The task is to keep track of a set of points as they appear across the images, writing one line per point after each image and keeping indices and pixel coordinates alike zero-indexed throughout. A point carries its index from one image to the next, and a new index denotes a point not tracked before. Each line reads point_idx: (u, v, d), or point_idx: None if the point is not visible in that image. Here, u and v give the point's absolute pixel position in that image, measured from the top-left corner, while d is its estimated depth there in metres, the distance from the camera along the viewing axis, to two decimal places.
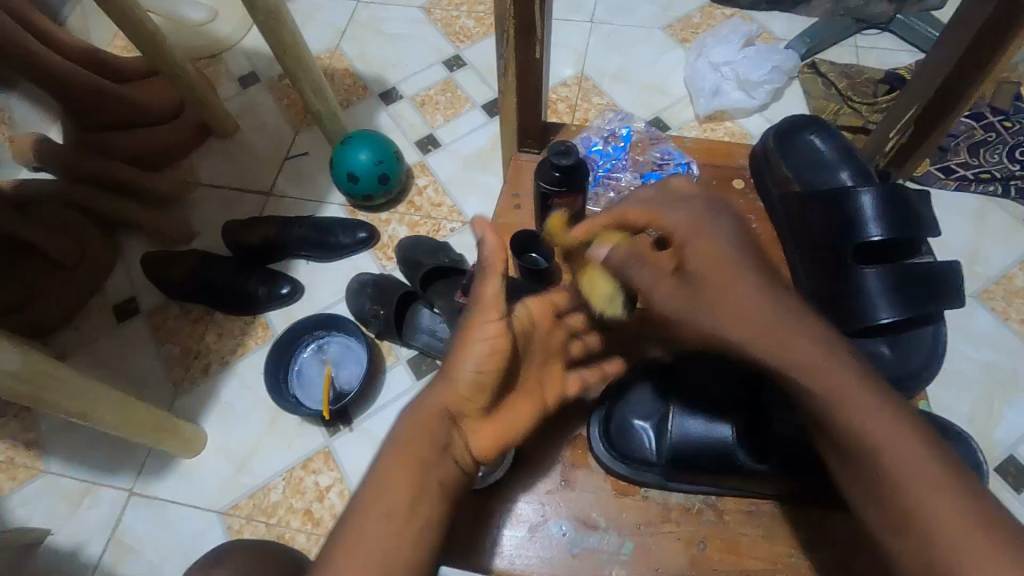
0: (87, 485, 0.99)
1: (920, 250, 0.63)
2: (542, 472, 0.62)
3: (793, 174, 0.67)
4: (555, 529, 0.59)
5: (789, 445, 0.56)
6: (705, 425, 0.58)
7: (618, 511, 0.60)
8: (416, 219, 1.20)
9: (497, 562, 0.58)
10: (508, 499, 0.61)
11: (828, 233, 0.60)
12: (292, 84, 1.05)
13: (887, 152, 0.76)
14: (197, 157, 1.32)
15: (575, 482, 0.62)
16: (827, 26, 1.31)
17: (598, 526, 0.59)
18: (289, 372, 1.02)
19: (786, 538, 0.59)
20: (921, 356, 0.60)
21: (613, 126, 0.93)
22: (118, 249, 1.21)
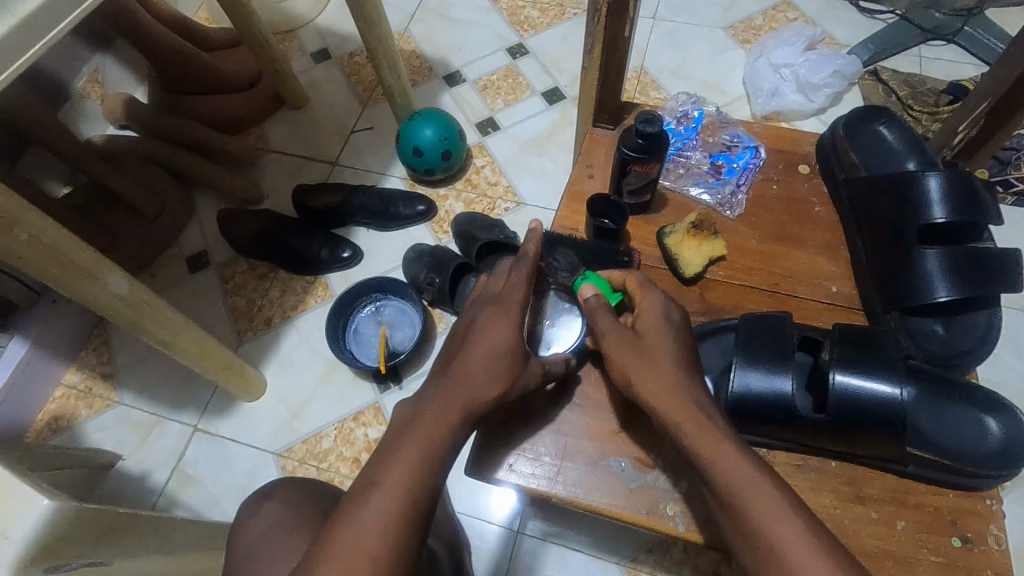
0: (155, 418, 1.07)
1: (980, 237, 0.64)
2: (600, 417, 0.66)
3: (860, 161, 0.70)
4: (614, 465, 0.64)
5: (850, 403, 0.55)
6: (766, 379, 0.57)
7: (673, 456, 0.63)
8: (472, 196, 1.25)
9: (559, 488, 0.63)
10: (568, 435, 0.65)
11: (893, 214, 0.62)
12: (371, 58, 1.10)
13: (955, 144, 0.77)
14: (269, 124, 1.40)
15: (634, 427, 0.65)
16: (891, 34, 1.32)
17: (654, 466, 0.63)
18: (346, 328, 1.08)
19: (832, 493, 0.59)
20: (972, 336, 0.63)
21: (685, 108, 0.95)
22: (193, 204, 1.29)
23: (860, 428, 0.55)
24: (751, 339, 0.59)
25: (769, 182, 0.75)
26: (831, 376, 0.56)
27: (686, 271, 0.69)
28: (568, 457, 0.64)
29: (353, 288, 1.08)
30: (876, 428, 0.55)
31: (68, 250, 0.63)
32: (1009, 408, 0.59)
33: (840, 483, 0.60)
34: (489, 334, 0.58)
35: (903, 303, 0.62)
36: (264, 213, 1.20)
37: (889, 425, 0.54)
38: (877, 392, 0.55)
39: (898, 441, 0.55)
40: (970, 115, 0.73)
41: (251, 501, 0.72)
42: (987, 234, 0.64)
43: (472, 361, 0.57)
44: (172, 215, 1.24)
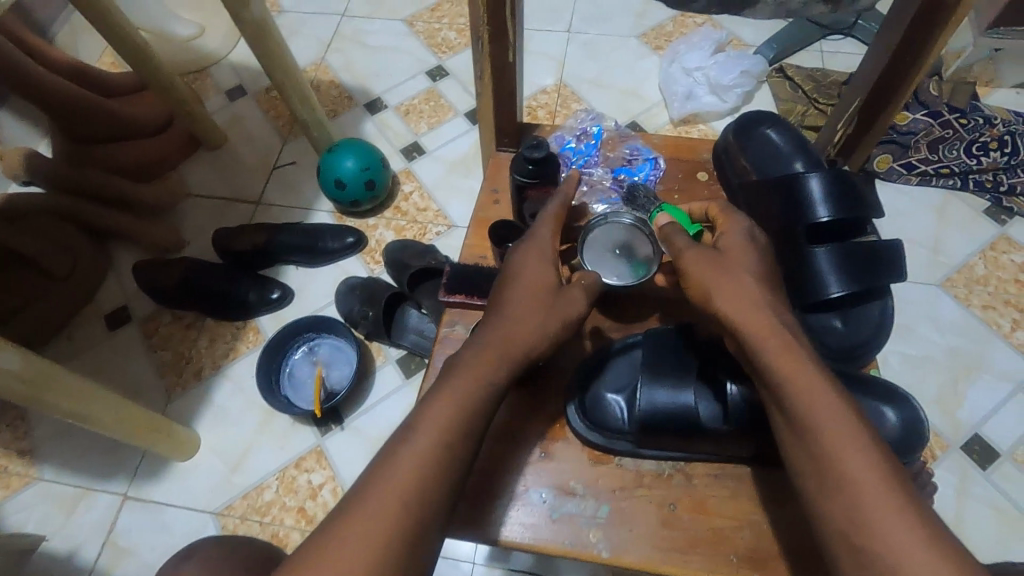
0: (81, 491, 1.00)
1: (865, 232, 0.67)
2: (523, 446, 0.65)
3: (751, 165, 0.72)
4: (536, 497, 0.62)
5: (749, 411, 0.57)
6: (671, 393, 0.59)
7: (595, 478, 0.63)
8: (401, 223, 1.23)
9: (476, 530, 0.60)
10: (491, 473, 0.63)
11: (783, 215, 0.64)
12: (281, 94, 1.08)
13: (836, 143, 0.81)
14: (186, 167, 1.35)
15: (554, 453, 0.64)
16: (792, 33, 1.38)
17: (576, 492, 0.62)
18: (280, 373, 1.04)
19: (750, 499, 0.61)
20: (870, 327, 0.64)
21: (584, 124, 0.97)
22: (109, 259, 1.23)
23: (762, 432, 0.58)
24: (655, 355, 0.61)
25: (672, 191, 0.76)
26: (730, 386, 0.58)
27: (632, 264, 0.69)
28: (495, 490, 0.62)
29: (283, 331, 1.05)
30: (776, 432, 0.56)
31: None
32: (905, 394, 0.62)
33: (758, 487, 0.62)
34: (528, 268, 0.60)
35: (802, 301, 0.63)
36: (182, 259, 1.15)
37: None
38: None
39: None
40: (846, 112, 0.77)
41: (172, 564, 0.67)
42: (871, 227, 0.67)
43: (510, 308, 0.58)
44: (87, 271, 1.17)
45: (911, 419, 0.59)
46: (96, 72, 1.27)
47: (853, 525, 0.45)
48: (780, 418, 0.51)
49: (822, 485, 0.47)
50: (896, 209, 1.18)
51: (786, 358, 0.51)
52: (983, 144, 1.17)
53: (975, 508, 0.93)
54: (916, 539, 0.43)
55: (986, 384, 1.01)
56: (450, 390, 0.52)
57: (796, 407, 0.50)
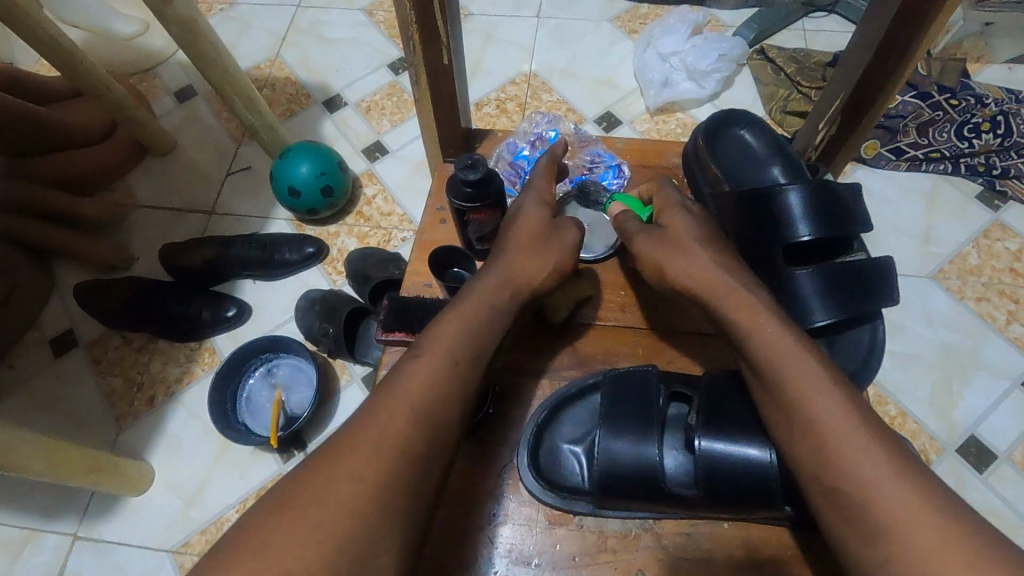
0: (28, 533, 0.94)
1: (849, 250, 0.61)
2: (476, 504, 0.60)
3: (723, 174, 0.65)
4: (487, 570, 0.57)
5: (718, 471, 0.52)
6: (634, 447, 0.53)
7: (552, 543, 0.58)
8: (364, 230, 1.16)
9: None
10: (440, 545, 0.58)
11: (760, 234, 0.58)
12: (223, 98, 1.00)
13: (817, 145, 0.76)
14: (134, 177, 1.27)
15: (509, 515, 0.59)
16: (773, 11, 1.30)
17: (532, 562, 0.57)
18: (237, 398, 0.98)
19: (724, 557, 0.56)
20: (856, 359, 0.58)
21: (539, 129, 0.91)
22: (52, 279, 1.15)
23: (735, 492, 0.52)
24: (615, 404, 0.55)
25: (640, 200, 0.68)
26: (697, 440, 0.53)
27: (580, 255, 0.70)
28: (450, 549, 0.57)
29: (236, 354, 0.98)
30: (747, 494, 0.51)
31: None
32: None
33: (733, 546, 0.57)
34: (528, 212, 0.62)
35: None
36: (128, 280, 1.07)
37: (759, 488, 0.51)
38: (740, 454, 0.52)
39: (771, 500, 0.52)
40: (828, 111, 0.72)
41: None
42: (857, 244, 0.60)
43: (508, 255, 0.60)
44: (27, 295, 1.09)
45: None
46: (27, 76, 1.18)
47: (832, 474, 0.44)
48: (754, 379, 0.51)
49: (797, 440, 0.47)
50: (885, 198, 1.12)
51: (753, 320, 0.51)
52: (974, 125, 1.10)
53: None
54: (908, 499, 0.41)
55: (981, 382, 0.96)
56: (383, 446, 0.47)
57: (766, 364, 0.50)
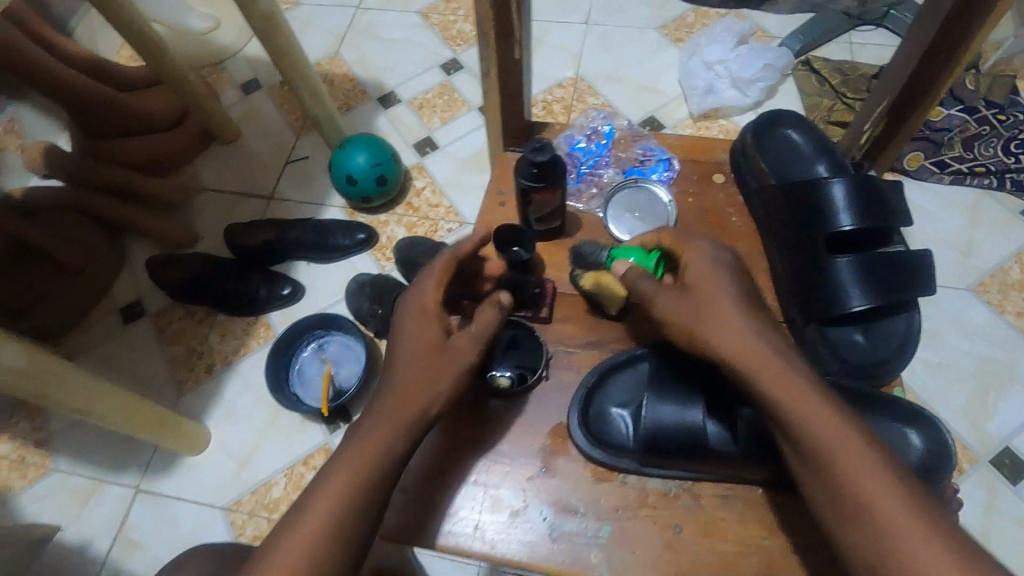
0: (95, 483, 1.02)
1: (890, 241, 0.63)
2: (523, 459, 0.64)
3: (769, 169, 0.69)
4: (535, 515, 0.61)
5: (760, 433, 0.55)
6: None
7: (598, 496, 0.61)
8: (413, 220, 1.22)
9: (475, 545, 0.60)
10: (492, 489, 0.62)
11: (801, 225, 0.61)
12: (292, 89, 1.07)
13: (861, 141, 0.79)
14: (200, 163, 1.35)
15: (555, 469, 0.63)
16: (819, 24, 1.32)
17: (577, 511, 0.61)
18: (288, 370, 1.04)
19: (758, 524, 0.59)
20: (893, 344, 0.62)
21: (595, 124, 0.98)
22: (124, 253, 1.24)
23: (776, 450, 0.56)
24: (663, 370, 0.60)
25: (686, 194, 0.72)
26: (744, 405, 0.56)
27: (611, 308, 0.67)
28: (501, 492, 0.62)
29: (288, 331, 1.04)
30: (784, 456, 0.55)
31: None
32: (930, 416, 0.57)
33: (769, 509, 0.60)
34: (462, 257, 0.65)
35: (819, 314, 0.60)
36: (193, 256, 1.15)
37: None
38: None
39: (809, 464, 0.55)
40: (872, 114, 0.75)
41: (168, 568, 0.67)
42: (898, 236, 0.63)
43: (410, 337, 0.59)
44: (101, 266, 1.18)
45: (936, 444, 0.55)
46: (112, 66, 1.28)
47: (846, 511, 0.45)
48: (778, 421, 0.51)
49: (832, 498, 0.46)
50: (927, 209, 1.13)
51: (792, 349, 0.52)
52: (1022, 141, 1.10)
53: (1003, 525, 0.89)
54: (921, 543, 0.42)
55: (1018, 396, 0.97)
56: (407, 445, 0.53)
57: None
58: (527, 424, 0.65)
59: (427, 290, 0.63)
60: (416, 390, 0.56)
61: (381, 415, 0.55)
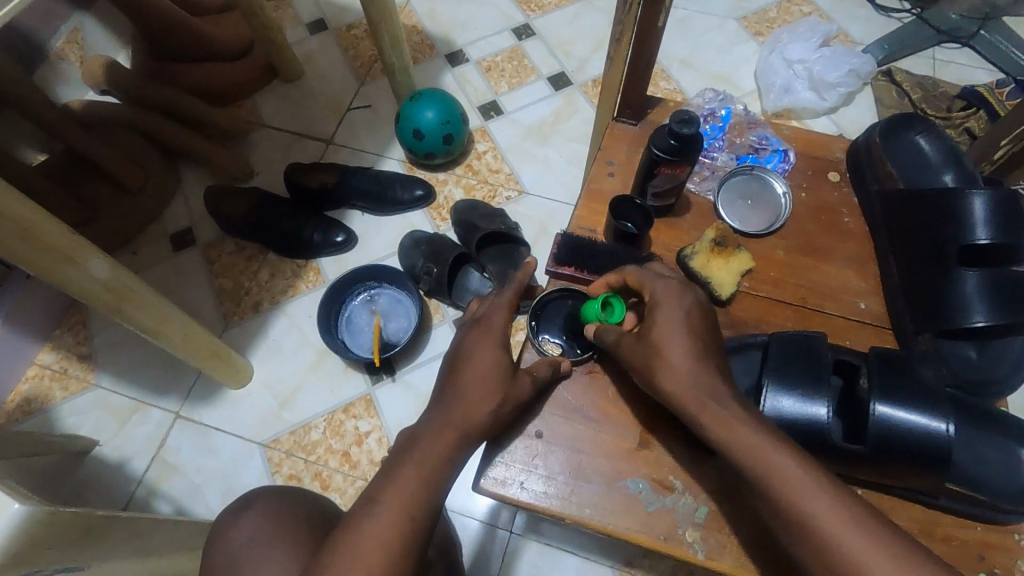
0: (135, 404, 1.02)
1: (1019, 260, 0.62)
2: (611, 429, 0.64)
3: (898, 171, 0.68)
4: (631, 485, 0.62)
5: (882, 437, 0.54)
6: (799, 404, 0.55)
7: (691, 474, 0.62)
8: (472, 183, 1.21)
9: (568, 507, 0.61)
10: (585, 452, 0.63)
11: (934, 233, 0.61)
12: (374, 31, 1.04)
13: (997, 159, 0.78)
14: (260, 97, 1.33)
15: (649, 442, 0.63)
16: (906, 35, 1.29)
17: (673, 488, 0.61)
18: (339, 317, 1.04)
19: None
20: (1007, 364, 0.61)
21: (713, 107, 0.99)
22: (178, 180, 1.22)
23: (895, 458, 0.54)
24: (782, 360, 0.57)
25: (798, 188, 0.74)
26: (762, 396, 0.56)
27: (722, 293, 0.67)
28: (596, 458, 0.63)
29: (345, 278, 1.04)
30: (902, 462, 0.54)
31: (44, 234, 0.58)
32: None
33: None
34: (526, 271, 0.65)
35: (938, 324, 0.60)
36: (251, 191, 1.13)
37: (924, 456, 0.53)
38: (912, 423, 0.53)
39: (926, 473, 0.54)
40: (1018, 129, 0.74)
41: (234, 505, 0.67)
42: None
43: (475, 368, 0.58)
44: (158, 189, 1.17)
45: None
46: None
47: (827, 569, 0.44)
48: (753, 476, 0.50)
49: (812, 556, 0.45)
50: None
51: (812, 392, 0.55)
52: None
53: None
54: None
55: None
56: (455, 442, 0.54)
57: None
58: (614, 397, 0.66)
59: (498, 320, 0.62)
60: (475, 417, 0.56)
61: (455, 403, 0.56)
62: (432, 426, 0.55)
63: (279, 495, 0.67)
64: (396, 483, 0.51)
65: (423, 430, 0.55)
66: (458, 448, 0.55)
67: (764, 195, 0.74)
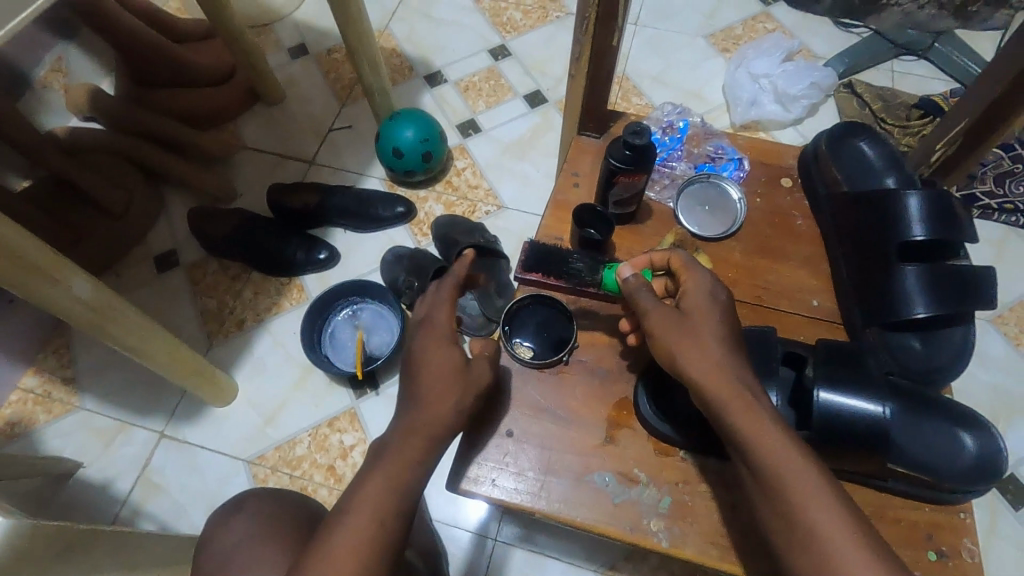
0: (119, 425, 1.03)
1: (957, 255, 0.66)
2: (583, 429, 0.66)
3: (842, 176, 0.72)
4: (599, 479, 0.64)
5: (834, 425, 0.56)
6: None
7: (660, 469, 0.64)
8: (452, 199, 1.24)
9: (540, 503, 0.63)
10: (557, 451, 0.65)
11: (877, 232, 0.65)
12: (352, 55, 1.08)
13: (931, 162, 0.83)
14: (243, 120, 1.35)
15: (619, 439, 0.66)
16: (865, 49, 1.35)
17: (639, 480, 0.64)
18: (322, 332, 1.06)
19: None
20: (949, 352, 0.65)
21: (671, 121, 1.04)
22: (161, 202, 1.24)
23: (846, 445, 0.57)
24: None
25: (754, 194, 0.78)
26: None
27: None
28: (567, 456, 0.65)
29: (327, 293, 1.06)
30: (855, 449, 0.56)
31: (27, 255, 0.59)
32: (983, 421, 0.61)
33: None
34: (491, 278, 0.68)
35: (884, 317, 0.64)
36: (233, 212, 1.15)
37: (873, 442, 0.56)
38: (862, 411, 0.56)
39: (876, 459, 0.57)
40: (947, 134, 0.79)
41: (218, 516, 0.68)
42: (963, 250, 0.66)
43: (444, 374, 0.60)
44: (141, 212, 1.19)
45: (987, 447, 0.59)
46: (166, 16, 1.28)
47: None
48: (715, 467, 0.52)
49: None
50: None
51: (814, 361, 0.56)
52: None
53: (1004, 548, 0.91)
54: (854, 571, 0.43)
55: None
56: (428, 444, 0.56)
57: None
58: (584, 398, 0.68)
59: None
60: (445, 419, 0.58)
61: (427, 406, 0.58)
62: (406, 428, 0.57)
63: (264, 503, 0.68)
64: (371, 484, 0.52)
65: (396, 433, 0.57)
66: (431, 449, 0.56)
67: (724, 202, 0.77)
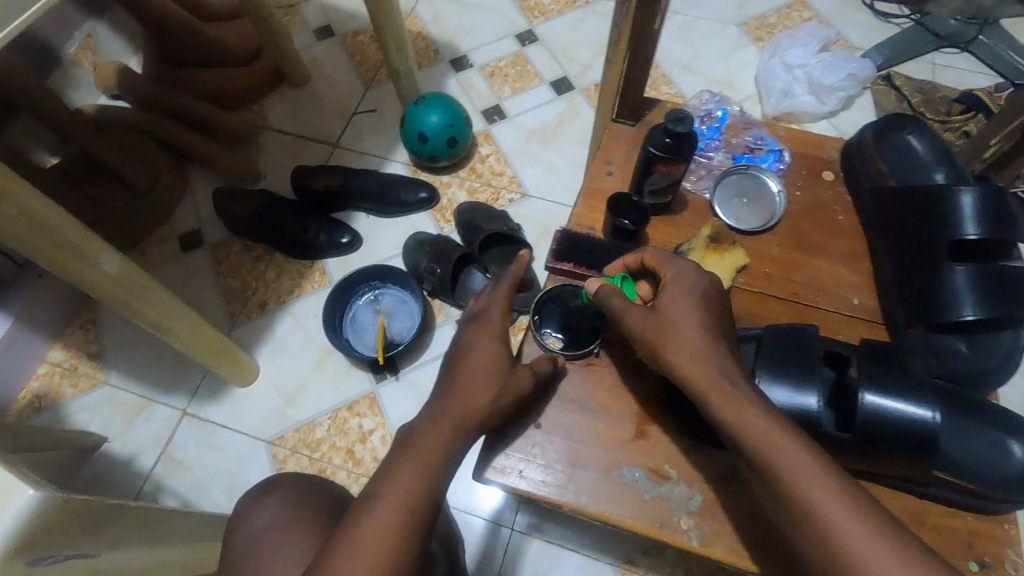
0: (143, 401, 1.04)
1: (1009, 255, 0.64)
2: (610, 422, 0.65)
3: (888, 170, 0.70)
4: (627, 473, 0.63)
5: (874, 427, 0.55)
6: (791, 394, 0.56)
7: (688, 466, 0.63)
8: (475, 185, 1.22)
9: (567, 496, 0.62)
10: (584, 444, 0.64)
11: (925, 229, 0.62)
12: (380, 36, 1.06)
13: (987, 156, 0.80)
14: (268, 101, 1.35)
15: (646, 433, 0.65)
16: (905, 40, 1.30)
17: (669, 477, 0.63)
18: (345, 316, 1.06)
19: None
20: (996, 357, 0.63)
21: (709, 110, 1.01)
22: (187, 182, 1.25)
23: (887, 448, 0.55)
24: (775, 353, 0.59)
25: (792, 187, 0.75)
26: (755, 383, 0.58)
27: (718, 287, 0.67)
28: (594, 450, 0.64)
29: (350, 277, 1.06)
30: (894, 452, 0.55)
31: (58, 230, 0.59)
32: None
33: None
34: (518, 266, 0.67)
35: (929, 318, 0.62)
36: (256, 194, 1.16)
37: (915, 446, 0.54)
38: (904, 414, 0.54)
39: (917, 463, 0.55)
40: (1004, 128, 0.76)
41: (242, 497, 0.68)
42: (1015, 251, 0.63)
43: (472, 363, 0.60)
44: (167, 191, 1.20)
45: None
46: None
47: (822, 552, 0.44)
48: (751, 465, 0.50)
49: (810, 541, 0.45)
50: None
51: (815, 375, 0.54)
52: None
53: None
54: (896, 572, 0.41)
55: None
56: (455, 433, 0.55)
57: None
58: (612, 391, 0.67)
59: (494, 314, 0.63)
60: (473, 408, 0.57)
61: (455, 394, 0.57)
62: (433, 416, 0.56)
63: (287, 485, 0.69)
64: (397, 470, 0.52)
65: (423, 419, 0.56)
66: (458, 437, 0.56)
67: (761, 194, 0.75)
